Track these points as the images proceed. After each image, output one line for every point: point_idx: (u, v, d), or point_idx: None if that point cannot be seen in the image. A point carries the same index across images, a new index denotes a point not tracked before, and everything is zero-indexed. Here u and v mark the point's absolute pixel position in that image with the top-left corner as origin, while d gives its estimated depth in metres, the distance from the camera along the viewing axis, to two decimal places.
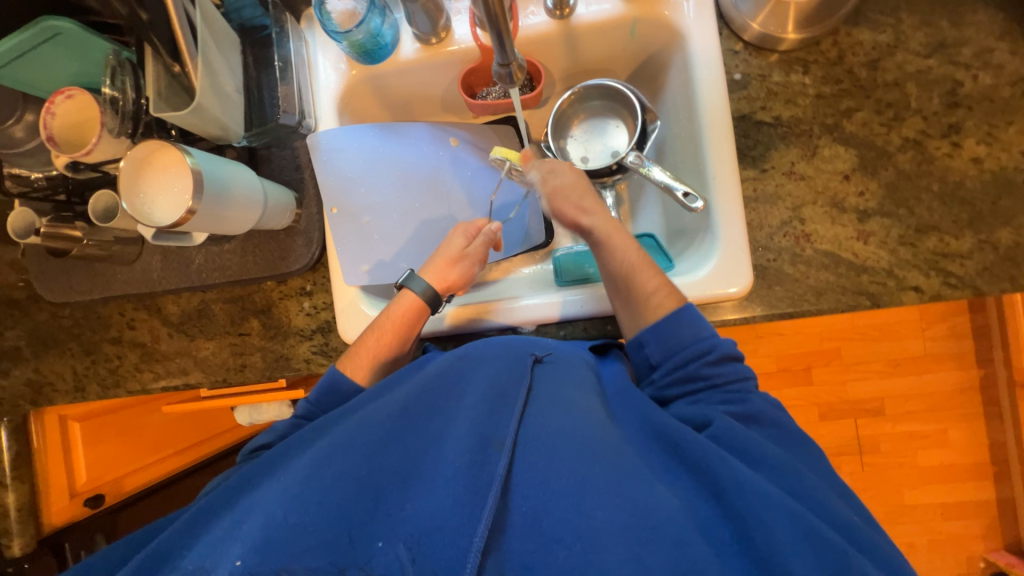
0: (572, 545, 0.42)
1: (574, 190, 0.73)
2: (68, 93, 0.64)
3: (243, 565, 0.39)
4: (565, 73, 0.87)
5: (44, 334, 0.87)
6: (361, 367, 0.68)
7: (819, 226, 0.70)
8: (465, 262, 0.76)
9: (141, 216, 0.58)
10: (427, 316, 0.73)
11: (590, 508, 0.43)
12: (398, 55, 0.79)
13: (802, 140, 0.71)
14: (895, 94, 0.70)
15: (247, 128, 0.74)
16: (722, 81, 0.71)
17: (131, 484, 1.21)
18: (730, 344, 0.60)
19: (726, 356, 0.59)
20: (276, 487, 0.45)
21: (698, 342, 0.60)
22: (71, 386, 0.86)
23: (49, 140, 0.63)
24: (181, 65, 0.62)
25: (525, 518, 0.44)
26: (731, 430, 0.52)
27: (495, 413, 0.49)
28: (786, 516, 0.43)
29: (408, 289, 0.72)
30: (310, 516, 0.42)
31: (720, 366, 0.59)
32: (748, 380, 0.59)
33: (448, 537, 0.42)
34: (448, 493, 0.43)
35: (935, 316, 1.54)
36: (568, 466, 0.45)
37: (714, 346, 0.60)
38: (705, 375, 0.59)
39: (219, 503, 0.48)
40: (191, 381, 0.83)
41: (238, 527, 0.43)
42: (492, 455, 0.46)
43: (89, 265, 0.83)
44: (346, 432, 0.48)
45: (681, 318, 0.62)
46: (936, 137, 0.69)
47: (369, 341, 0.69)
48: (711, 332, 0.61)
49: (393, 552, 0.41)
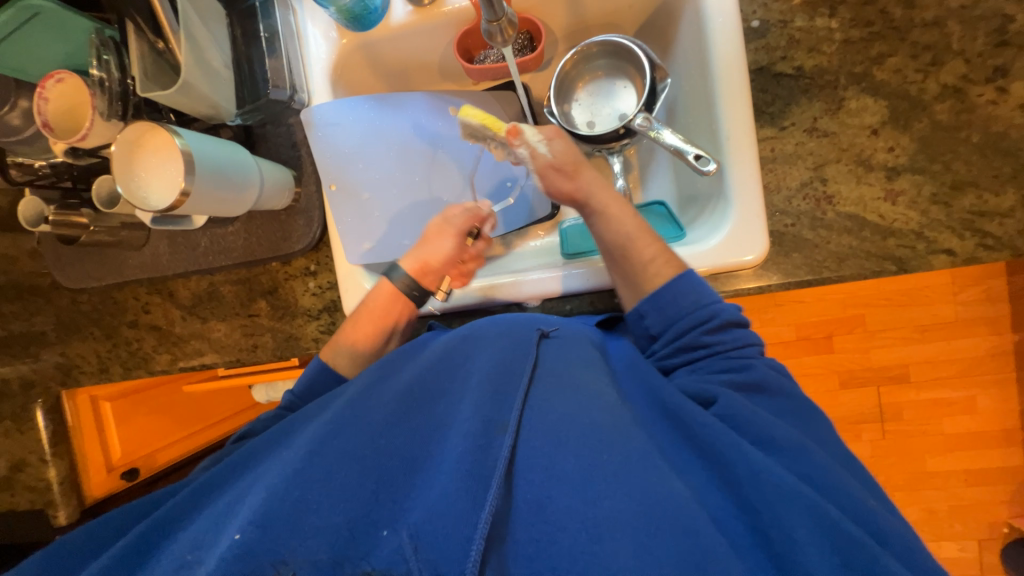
0: (577, 535, 0.40)
1: (569, 162, 0.68)
2: (58, 76, 0.63)
3: (242, 539, 0.39)
4: (567, 31, 0.81)
5: (66, 319, 0.90)
6: (342, 356, 0.69)
7: (842, 187, 0.65)
8: (438, 238, 0.74)
9: (137, 200, 0.58)
10: (410, 307, 0.73)
11: (596, 496, 0.41)
12: (389, 19, 0.75)
13: (826, 93, 0.66)
14: (933, 36, 0.63)
15: (239, 105, 0.71)
16: (738, 29, 0.65)
17: (163, 458, 1.30)
18: (733, 310, 0.58)
19: (728, 323, 0.57)
20: (279, 463, 0.46)
21: (698, 309, 0.58)
22: (97, 368, 0.89)
23: (44, 126, 0.62)
24: (164, 42, 0.60)
25: (530, 504, 0.42)
26: (733, 404, 0.50)
27: (499, 397, 0.48)
28: (806, 514, 0.41)
29: (387, 278, 0.73)
30: (315, 494, 0.42)
31: (722, 333, 0.57)
32: (753, 346, 0.57)
33: (450, 525, 0.40)
34: (450, 478, 0.43)
35: (969, 279, 1.46)
36: (576, 450, 0.44)
37: (715, 313, 0.57)
38: (707, 344, 0.57)
39: (224, 478, 0.49)
40: (207, 361, 0.85)
41: (240, 503, 0.43)
42: (496, 438, 0.45)
43: (100, 251, 0.84)
44: (346, 414, 0.49)
45: (680, 285, 0.59)
46: (979, 82, 0.62)
47: (346, 329, 0.71)
48: (713, 297, 0.58)
49: (396, 541, 0.40)
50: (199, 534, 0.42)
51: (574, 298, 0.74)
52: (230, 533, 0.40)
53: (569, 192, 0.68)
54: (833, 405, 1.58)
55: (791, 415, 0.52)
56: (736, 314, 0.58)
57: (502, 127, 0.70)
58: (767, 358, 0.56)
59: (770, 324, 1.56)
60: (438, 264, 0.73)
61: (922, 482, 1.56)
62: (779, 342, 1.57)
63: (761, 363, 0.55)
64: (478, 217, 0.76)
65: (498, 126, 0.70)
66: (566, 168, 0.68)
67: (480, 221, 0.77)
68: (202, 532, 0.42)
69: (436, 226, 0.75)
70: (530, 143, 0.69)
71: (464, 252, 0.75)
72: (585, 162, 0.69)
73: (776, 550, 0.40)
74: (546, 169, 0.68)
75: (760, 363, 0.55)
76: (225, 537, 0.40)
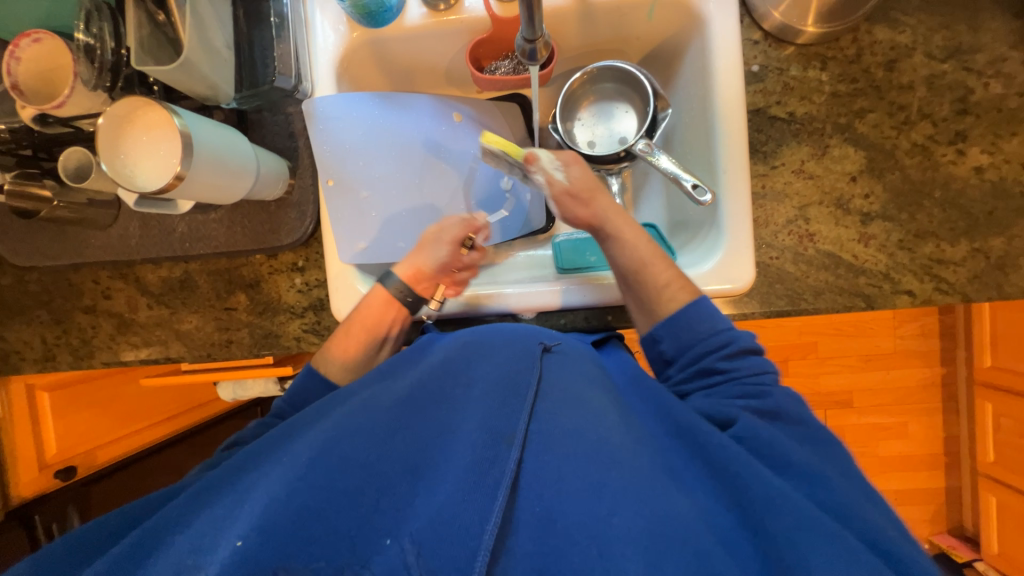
0: (587, 548, 0.40)
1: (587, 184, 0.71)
2: (35, 36, 0.57)
3: (244, 546, 0.37)
4: (576, 52, 0.83)
5: (9, 300, 0.81)
6: (334, 362, 0.68)
7: (822, 227, 0.70)
8: (432, 244, 0.75)
9: (123, 180, 0.54)
10: (400, 311, 0.73)
11: (607, 512, 0.42)
12: (403, 20, 0.74)
13: (813, 139, 0.71)
14: (907, 97, 0.70)
15: (237, 89, 0.68)
16: (740, 71, 0.70)
17: (105, 455, 1.17)
18: (749, 338, 0.61)
19: (744, 349, 0.60)
20: (280, 467, 0.44)
21: (715, 334, 0.61)
22: (42, 356, 0.81)
23: (13, 88, 0.57)
24: (166, 14, 0.57)
25: (537, 517, 0.43)
26: (752, 427, 0.52)
27: (506, 407, 0.48)
28: (826, 541, 0.41)
29: (380, 284, 0.73)
30: (317, 499, 0.40)
31: (737, 360, 0.60)
32: (770, 374, 0.59)
33: (457, 536, 0.40)
34: (457, 485, 0.42)
35: (907, 315, 1.60)
36: (582, 465, 0.45)
37: (730, 339, 0.60)
38: (722, 369, 0.60)
39: (218, 482, 0.45)
40: (172, 354, 0.80)
41: (238, 506, 0.41)
42: (503, 450, 0.44)
43: (59, 228, 0.77)
44: (349, 417, 0.47)
45: (694, 309, 0.63)
46: (943, 143, 0.69)
47: (338, 336, 0.70)
48: (728, 324, 0.61)
49: (398, 547, 0.39)
50: (196, 538, 0.39)
51: (569, 313, 0.75)
52: (230, 539, 0.38)
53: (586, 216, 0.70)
54: None
55: (810, 441, 0.53)
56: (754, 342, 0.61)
57: (519, 152, 0.73)
58: (791, 392, 0.57)
59: None
60: (431, 270, 0.74)
61: None
62: None
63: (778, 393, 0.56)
64: (473, 227, 0.78)
65: (516, 153, 0.73)
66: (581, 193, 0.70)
67: (473, 231, 0.78)
68: (202, 535, 0.39)
69: (432, 234, 0.76)
70: (545, 168, 0.71)
71: (457, 260, 0.76)
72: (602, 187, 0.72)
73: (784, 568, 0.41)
74: (561, 194, 0.70)
75: (771, 389, 0.57)
76: (224, 544, 0.38)
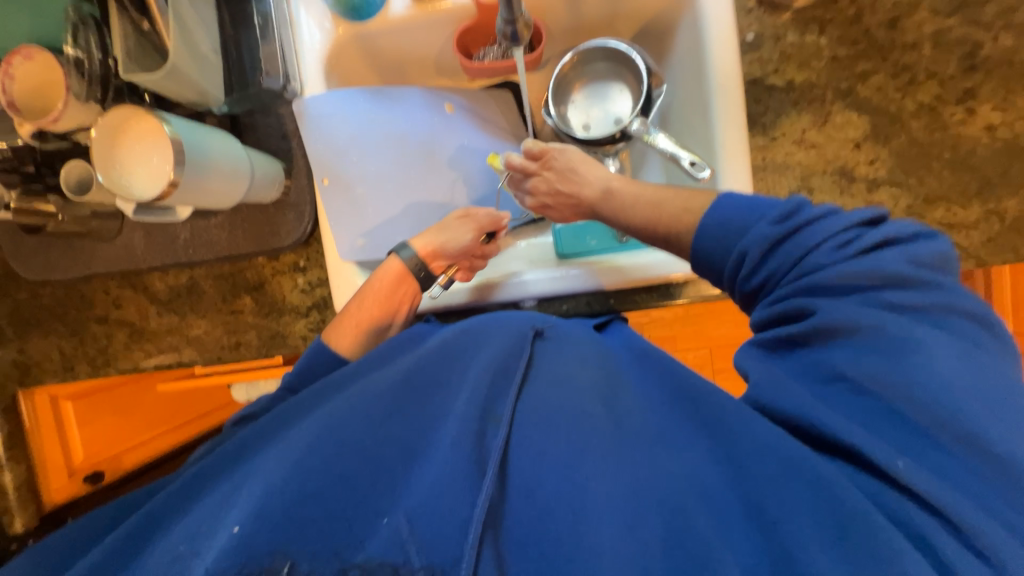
0: (563, 518, 0.41)
1: (555, 192, 0.72)
2: (26, 53, 0.58)
3: (242, 532, 0.38)
4: (566, 33, 0.82)
5: (26, 314, 0.84)
6: (347, 336, 0.67)
7: (826, 197, 0.69)
8: (463, 226, 0.75)
9: (120, 189, 0.55)
10: (412, 287, 0.73)
11: (585, 478, 0.43)
12: (388, 11, 0.73)
13: (814, 107, 0.69)
14: (912, 57, 0.67)
15: (227, 93, 0.69)
16: (734, 43, 0.68)
17: (129, 460, 1.26)
18: (765, 232, 0.49)
19: (765, 251, 0.49)
20: (276, 454, 0.44)
21: (728, 253, 0.52)
22: (61, 367, 0.83)
23: (9, 107, 0.58)
24: (150, 21, 0.57)
25: (519, 490, 0.43)
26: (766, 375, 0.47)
27: (494, 389, 0.49)
28: (804, 488, 0.39)
29: (396, 256, 0.73)
30: (313, 485, 0.41)
31: (768, 262, 0.50)
32: (821, 247, 0.47)
33: (449, 508, 0.41)
34: (447, 463, 0.43)
35: None
36: (565, 437, 0.45)
37: (746, 253, 0.51)
38: (758, 284, 0.51)
39: (215, 471, 0.46)
40: (184, 359, 0.81)
41: (236, 494, 0.42)
42: (490, 429, 0.46)
43: (67, 242, 0.79)
44: (344, 404, 0.48)
45: (705, 242, 0.54)
46: (951, 103, 0.66)
47: (352, 309, 0.69)
48: (741, 231, 0.51)
49: (394, 525, 0.40)
50: (194, 526, 0.41)
51: (571, 299, 0.75)
52: (229, 526, 0.39)
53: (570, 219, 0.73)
54: None
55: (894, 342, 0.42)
56: (819, 211, 0.49)
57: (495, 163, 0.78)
58: (901, 248, 0.46)
59: None
60: (454, 252, 0.74)
61: None
62: None
63: (847, 263, 0.46)
64: (500, 224, 0.78)
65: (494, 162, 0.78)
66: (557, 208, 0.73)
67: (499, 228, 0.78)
68: (197, 523, 0.41)
69: (459, 217, 0.76)
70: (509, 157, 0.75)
71: (478, 249, 0.76)
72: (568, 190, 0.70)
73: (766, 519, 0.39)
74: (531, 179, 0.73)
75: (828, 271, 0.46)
76: (223, 531, 0.39)
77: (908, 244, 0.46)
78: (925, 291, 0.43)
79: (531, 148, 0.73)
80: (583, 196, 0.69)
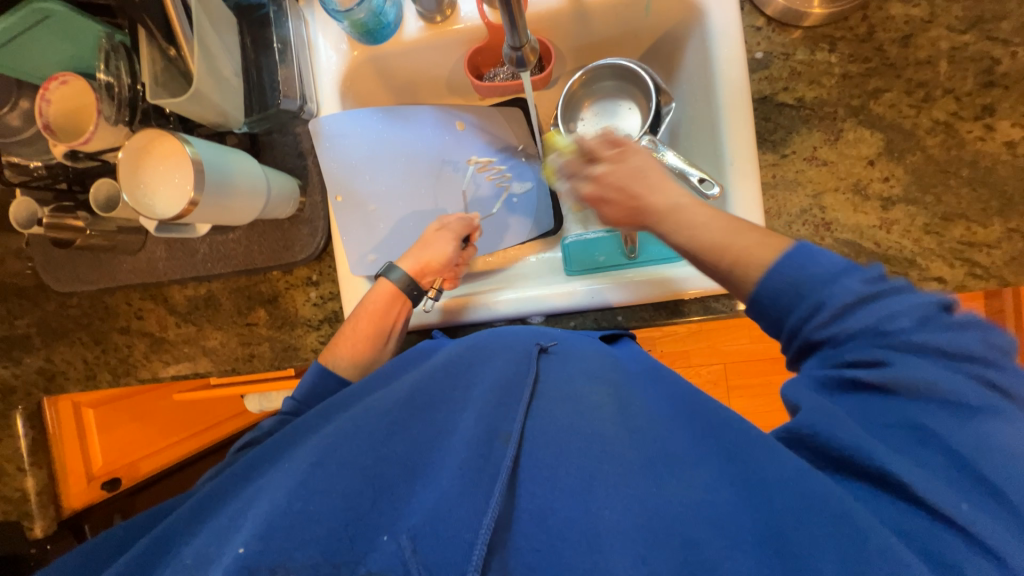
0: (577, 544, 0.41)
1: (621, 188, 0.61)
2: (62, 78, 0.62)
3: (245, 553, 0.38)
4: (575, 53, 0.83)
5: (53, 324, 0.87)
6: (344, 359, 0.69)
7: (839, 215, 0.67)
8: (439, 241, 0.76)
9: (142, 208, 0.57)
10: (405, 305, 0.74)
11: (597, 505, 0.42)
12: (401, 34, 0.75)
13: (825, 124, 0.68)
14: (926, 73, 0.66)
15: (247, 114, 0.71)
16: (743, 60, 0.68)
17: (146, 467, 1.30)
18: (852, 287, 0.46)
19: (845, 308, 0.45)
20: (284, 472, 0.45)
21: (801, 301, 0.48)
22: (83, 375, 0.86)
23: (45, 129, 0.61)
24: (176, 48, 0.59)
25: (531, 515, 0.43)
26: (829, 407, 0.43)
27: (499, 409, 0.49)
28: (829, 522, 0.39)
29: (385, 277, 0.74)
30: (316, 504, 0.41)
31: (846, 317, 0.45)
32: (905, 316, 0.44)
33: (453, 530, 0.40)
34: (452, 484, 0.43)
35: None
36: (576, 463, 0.45)
37: (823, 302, 0.46)
38: (824, 336, 0.46)
39: (232, 484, 0.48)
40: (200, 370, 0.83)
41: (244, 513, 0.42)
42: (498, 449, 0.46)
43: (94, 255, 0.82)
44: (349, 424, 0.49)
45: (774, 277, 0.49)
46: (968, 119, 0.65)
47: (346, 333, 0.70)
48: (817, 281, 0.47)
49: (395, 544, 0.40)
50: (204, 545, 0.41)
51: (578, 315, 0.75)
52: (234, 546, 0.39)
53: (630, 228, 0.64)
54: None
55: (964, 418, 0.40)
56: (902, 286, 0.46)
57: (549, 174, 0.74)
58: (979, 332, 0.43)
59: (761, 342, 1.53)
60: (438, 265, 0.76)
61: None
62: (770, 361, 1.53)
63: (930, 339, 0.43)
64: (473, 227, 0.80)
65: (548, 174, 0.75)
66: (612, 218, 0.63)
67: (473, 231, 0.80)
68: (208, 543, 0.41)
69: (435, 230, 0.77)
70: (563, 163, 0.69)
71: (459, 257, 0.78)
72: (640, 186, 0.60)
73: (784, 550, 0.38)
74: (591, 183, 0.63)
75: (911, 344, 0.43)
76: (229, 550, 0.39)
77: (986, 331, 0.43)
78: (996, 378, 0.41)
79: (591, 142, 0.65)
80: (650, 200, 0.59)
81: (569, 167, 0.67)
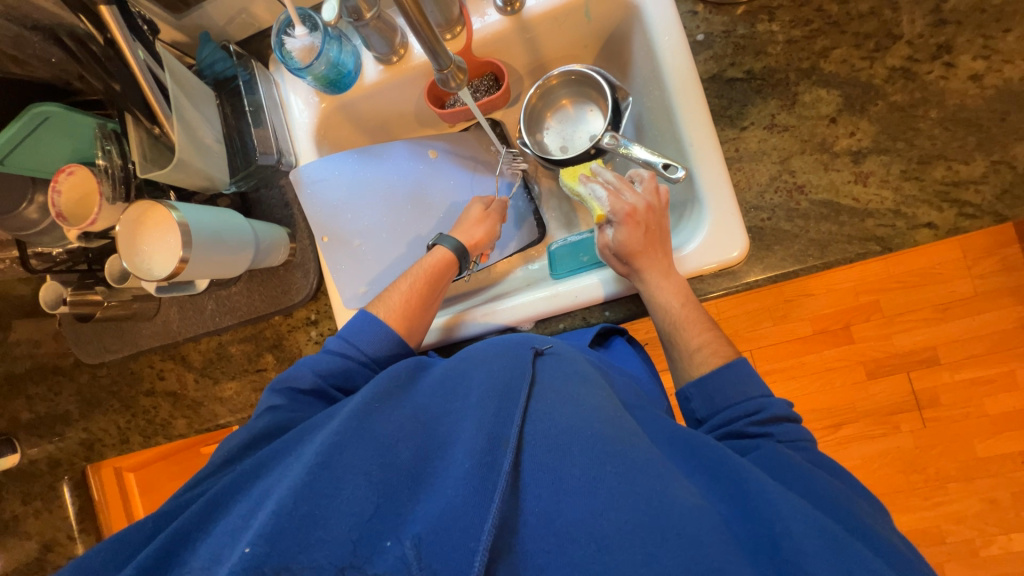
0: (585, 545, 0.41)
1: (649, 232, 0.67)
2: (68, 170, 0.69)
3: (252, 553, 0.38)
4: (530, 68, 0.87)
5: (88, 395, 0.93)
6: (395, 314, 0.70)
7: (811, 175, 0.66)
8: (488, 223, 0.80)
9: (142, 272, 0.62)
10: (455, 274, 0.77)
11: (601, 506, 0.42)
12: (363, 80, 0.81)
13: (779, 91, 0.68)
14: (872, 25, 0.66)
15: (233, 175, 0.77)
16: (686, 44, 0.69)
17: None
18: (781, 405, 0.58)
19: (777, 417, 0.57)
20: (288, 474, 0.45)
21: (746, 400, 0.59)
22: (118, 440, 0.92)
23: (58, 216, 0.68)
24: (159, 127, 0.66)
25: (538, 518, 0.43)
26: (776, 453, 0.52)
27: (500, 412, 0.48)
28: (815, 531, 0.42)
29: (441, 246, 0.77)
30: (323, 508, 0.41)
31: (770, 426, 0.56)
32: (804, 440, 0.55)
33: (456, 539, 0.41)
34: (457, 492, 0.43)
35: (980, 250, 1.35)
36: (581, 464, 0.45)
37: (761, 407, 0.57)
38: (754, 434, 0.56)
39: (238, 487, 0.48)
40: (221, 420, 0.87)
41: (251, 517, 0.42)
42: (500, 455, 0.45)
43: (116, 326, 0.89)
44: (356, 424, 0.48)
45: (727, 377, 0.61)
46: (926, 60, 0.64)
47: (404, 286, 0.72)
48: (762, 391, 0.59)
49: (399, 551, 0.40)
50: (213, 551, 0.41)
51: (567, 316, 0.75)
52: (240, 547, 0.39)
53: (624, 271, 0.69)
54: (865, 398, 1.42)
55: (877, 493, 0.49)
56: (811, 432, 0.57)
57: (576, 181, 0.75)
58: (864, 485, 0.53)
59: (783, 322, 1.45)
60: (486, 240, 0.79)
61: (976, 469, 1.37)
62: (796, 340, 1.44)
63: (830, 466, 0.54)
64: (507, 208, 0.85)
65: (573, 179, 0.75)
66: (628, 249, 0.67)
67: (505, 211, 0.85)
68: (219, 546, 0.41)
69: (483, 210, 0.81)
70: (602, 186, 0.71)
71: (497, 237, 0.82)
72: (660, 245, 0.67)
73: (778, 552, 0.41)
74: (622, 212, 0.68)
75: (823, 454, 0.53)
76: (235, 552, 0.39)
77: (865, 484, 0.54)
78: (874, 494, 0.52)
79: (645, 180, 0.71)
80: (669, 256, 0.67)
81: (618, 185, 0.71)
